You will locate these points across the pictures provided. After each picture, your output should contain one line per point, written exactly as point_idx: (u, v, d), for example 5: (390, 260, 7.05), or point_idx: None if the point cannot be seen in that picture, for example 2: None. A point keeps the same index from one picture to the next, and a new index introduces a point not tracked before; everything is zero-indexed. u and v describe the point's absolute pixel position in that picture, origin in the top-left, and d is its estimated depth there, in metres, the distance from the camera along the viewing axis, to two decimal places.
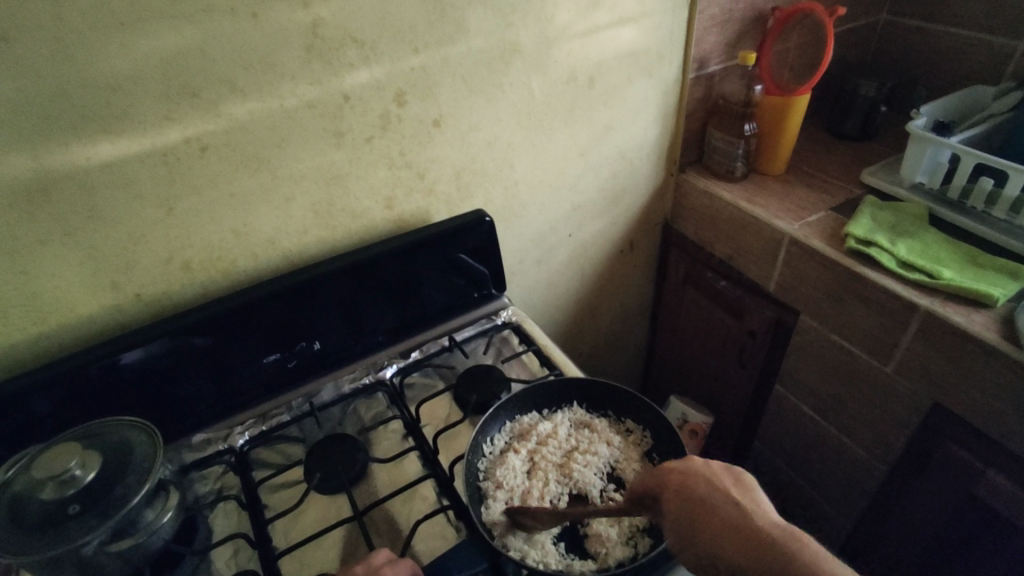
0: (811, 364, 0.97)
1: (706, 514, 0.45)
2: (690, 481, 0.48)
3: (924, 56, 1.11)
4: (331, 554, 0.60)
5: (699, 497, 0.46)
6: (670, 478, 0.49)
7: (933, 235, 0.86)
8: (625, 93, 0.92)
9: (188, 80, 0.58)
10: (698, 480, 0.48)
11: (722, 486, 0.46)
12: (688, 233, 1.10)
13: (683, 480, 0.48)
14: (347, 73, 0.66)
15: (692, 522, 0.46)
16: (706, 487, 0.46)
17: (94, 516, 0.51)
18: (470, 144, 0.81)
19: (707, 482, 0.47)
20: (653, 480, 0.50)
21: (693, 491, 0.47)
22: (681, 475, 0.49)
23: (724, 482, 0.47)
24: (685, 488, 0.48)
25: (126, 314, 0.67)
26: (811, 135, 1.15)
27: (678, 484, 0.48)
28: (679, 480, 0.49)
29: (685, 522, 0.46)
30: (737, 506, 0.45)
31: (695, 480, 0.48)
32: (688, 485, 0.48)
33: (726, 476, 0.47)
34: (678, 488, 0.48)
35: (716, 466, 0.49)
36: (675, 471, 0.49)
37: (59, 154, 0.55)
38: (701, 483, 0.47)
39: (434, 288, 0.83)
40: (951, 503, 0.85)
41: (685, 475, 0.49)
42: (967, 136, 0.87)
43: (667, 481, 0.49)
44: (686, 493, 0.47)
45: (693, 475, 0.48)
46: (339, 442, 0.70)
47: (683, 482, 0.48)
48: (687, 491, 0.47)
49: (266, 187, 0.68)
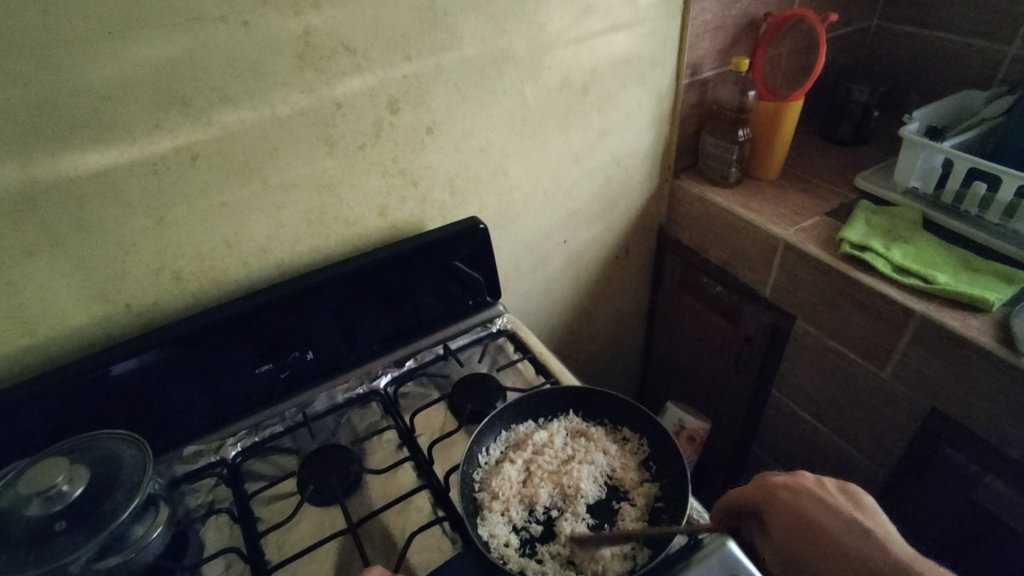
0: (807, 369, 0.97)
1: (812, 521, 0.53)
2: (799, 495, 0.55)
3: (915, 61, 1.11)
4: (325, 567, 0.59)
5: (838, 519, 0.52)
6: (779, 493, 0.56)
7: (927, 239, 0.86)
8: (619, 99, 0.92)
9: (178, 88, 0.57)
10: (813, 496, 0.54)
11: (835, 501, 0.54)
12: (684, 238, 1.10)
13: (795, 494, 0.55)
14: (339, 80, 0.66)
15: (804, 535, 0.52)
16: (835, 505, 0.53)
17: (81, 532, 0.50)
18: (463, 151, 0.80)
19: (822, 497, 0.54)
20: (756, 490, 0.58)
21: (803, 505, 0.54)
22: (794, 490, 0.56)
23: (841, 501, 0.54)
24: (796, 503, 0.54)
25: (116, 325, 0.66)
26: (804, 140, 1.16)
27: (788, 497, 0.55)
28: (788, 499, 0.55)
29: (793, 530, 0.53)
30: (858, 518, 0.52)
31: (808, 493, 0.55)
32: (809, 509, 0.53)
33: (841, 494, 0.55)
34: (795, 510, 0.54)
35: (830, 485, 0.56)
36: (786, 487, 0.56)
37: (48, 164, 0.54)
38: (812, 496, 0.55)
39: (428, 296, 0.82)
40: (950, 508, 0.85)
41: (797, 496, 0.55)
42: (960, 141, 0.87)
43: (777, 497, 0.56)
44: (799, 512, 0.54)
45: (808, 491, 0.55)
46: (333, 453, 0.69)
47: (792, 498, 0.55)
48: (801, 509, 0.54)
49: (258, 196, 0.67)
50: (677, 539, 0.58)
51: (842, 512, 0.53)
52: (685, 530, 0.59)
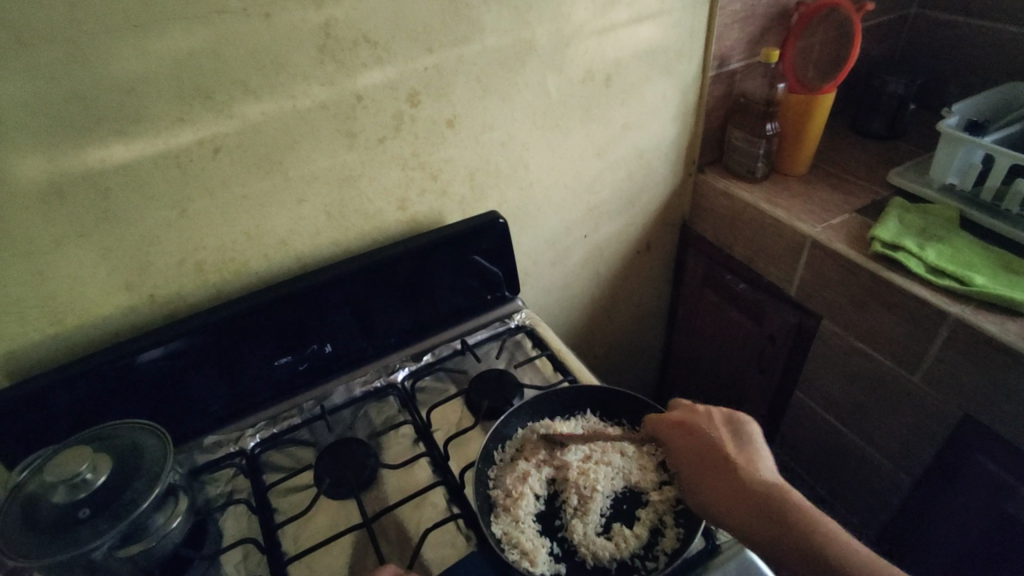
0: (833, 370, 0.94)
1: (710, 454, 0.61)
2: (693, 429, 0.64)
3: (956, 51, 1.07)
4: (341, 560, 0.60)
5: (708, 445, 0.62)
6: (678, 432, 0.64)
7: (964, 239, 0.83)
8: (643, 91, 0.90)
9: (199, 81, 0.57)
10: (703, 427, 0.64)
11: (720, 434, 0.63)
12: (707, 234, 1.08)
13: (693, 430, 0.64)
14: (361, 73, 0.65)
15: (691, 463, 0.61)
16: (709, 432, 0.63)
17: (104, 520, 0.51)
18: (484, 145, 0.79)
19: (708, 434, 0.63)
20: (667, 427, 0.65)
21: (696, 435, 0.63)
22: (687, 426, 0.64)
23: (723, 430, 0.64)
24: (695, 435, 0.63)
25: (140, 315, 0.67)
26: (836, 134, 1.12)
27: (683, 433, 0.64)
28: (691, 432, 0.63)
29: (686, 459, 0.62)
30: (731, 452, 0.61)
31: (697, 427, 0.64)
32: (696, 440, 0.63)
33: (726, 426, 0.64)
34: (690, 439, 0.63)
35: (721, 419, 0.65)
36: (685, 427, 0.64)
37: (73, 157, 0.55)
38: (699, 429, 0.63)
39: (447, 290, 0.82)
40: (978, 517, 0.82)
41: (693, 429, 0.64)
42: (1002, 136, 0.84)
43: (681, 434, 0.64)
44: (693, 447, 0.62)
45: (701, 426, 0.64)
46: (350, 446, 0.69)
47: (690, 431, 0.64)
48: (692, 440, 0.63)
49: (278, 188, 0.67)
50: (695, 544, 0.57)
51: (717, 442, 0.62)
52: (703, 535, 0.58)
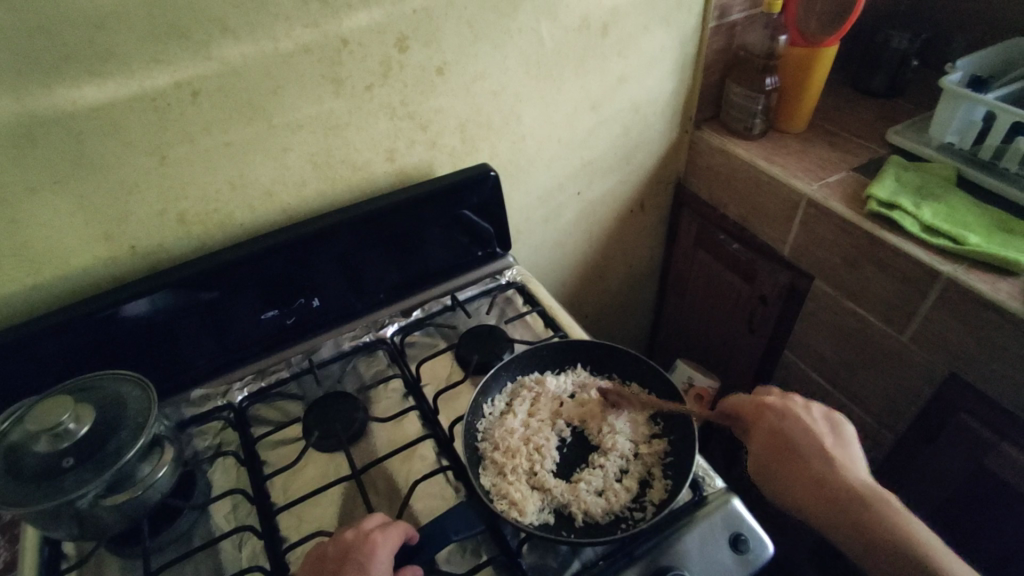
0: (823, 330, 0.95)
1: (801, 458, 0.58)
2: (786, 422, 0.60)
3: (961, 6, 1.04)
4: (331, 511, 0.60)
5: (808, 444, 0.58)
6: (768, 416, 0.61)
7: (960, 198, 0.82)
8: (641, 42, 0.87)
9: (174, 18, 0.54)
10: (802, 422, 0.60)
11: (817, 431, 0.59)
12: (702, 193, 1.06)
13: (783, 419, 0.61)
14: (345, 14, 0.62)
15: (781, 457, 0.59)
16: (812, 433, 0.59)
17: (89, 469, 0.50)
18: (476, 95, 0.77)
19: (805, 432, 0.59)
20: (751, 407, 0.63)
21: (788, 430, 0.60)
22: (782, 413, 0.61)
23: (823, 429, 0.60)
24: (783, 427, 0.60)
25: (121, 267, 0.65)
26: (835, 91, 1.10)
27: (776, 424, 0.60)
28: (779, 422, 0.60)
29: (774, 454, 0.59)
30: (828, 451, 0.58)
31: (796, 420, 0.60)
32: (794, 436, 0.59)
33: (824, 422, 0.60)
34: (779, 429, 0.60)
35: (817, 413, 0.61)
36: (771, 411, 0.62)
37: (41, 97, 0.52)
38: (800, 424, 0.60)
39: (437, 245, 0.80)
40: (956, 473, 0.84)
41: (787, 414, 0.61)
42: (1004, 93, 0.82)
43: (766, 420, 0.61)
44: (784, 439, 0.59)
45: (795, 421, 0.60)
46: (339, 400, 0.69)
47: (780, 421, 0.60)
48: (785, 434, 0.60)
49: (262, 136, 0.65)
50: (682, 496, 0.58)
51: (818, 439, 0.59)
52: (689, 487, 0.59)
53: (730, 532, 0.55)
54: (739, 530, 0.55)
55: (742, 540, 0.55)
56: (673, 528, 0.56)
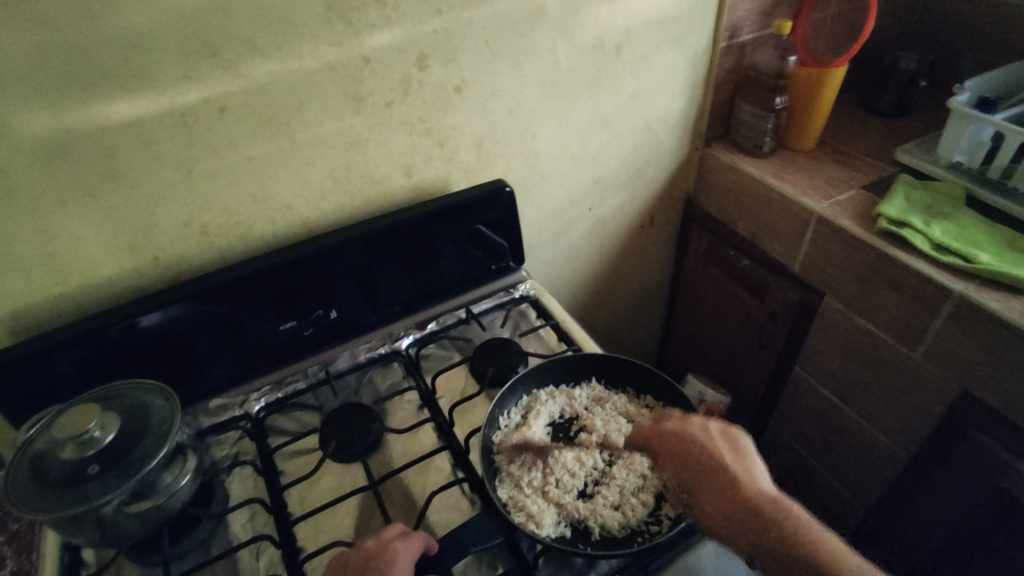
0: (834, 346, 0.95)
1: (706, 478, 0.54)
2: (683, 443, 0.57)
3: (968, 28, 1.06)
4: (348, 522, 0.61)
5: (704, 463, 0.55)
6: (668, 441, 0.58)
7: (969, 217, 0.83)
8: (653, 61, 0.88)
9: (205, 37, 0.56)
10: (695, 441, 0.57)
11: (715, 449, 0.56)
12: (712, 209, 1.08)
13: (681, 440, 0.58)
14: (369, 33, 0.64)
15: (693, 486, 0.55)
16: (705, 449, 0.56)
17: (114, 476, 0.51)
18: (492, 112, 0.78)
19: (702, 442, 0.56)
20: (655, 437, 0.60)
21: (688, 454, 0.56)
22: (679, 435, 0.58)
23: (719, 443, 0.56)
24: (683, 452, 0.57)
25: (144, 278, 0.66)
26: (844, 110, 1.11)
27: (675, 447, 0.58)
28: (679, 442, 0.58)
29: (687, 479, 0.56)
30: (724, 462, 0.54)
31: (692, 439, 0.57)
32: (693, 453, 0.56)
33: (721, 437, 0.56)
34: (682, 449, 0.57)
35: (713, 429, 0.57)
36: (674, 435, 0.58)
37: (76, 112, 0.54)
38: (696, 442, 0.57)
39: (452, 259, 0.81)
40: (970, 491, 0.83)
41: (684, 433, 0.58)
42: (1012, 114, 0.83)
43: (668, 443, 0.59)
44: (686, 454, 0.57)
45: (694, 440, 0.57)
46: (356, 411, 0.70)
47: (678, 446, 0.57)
48: (688, 454, 0.56)
49: (284, 151, 0.67)
50: None
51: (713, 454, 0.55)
52: None
53: None
54: None
55: None
56: (689, 542, 0.56)
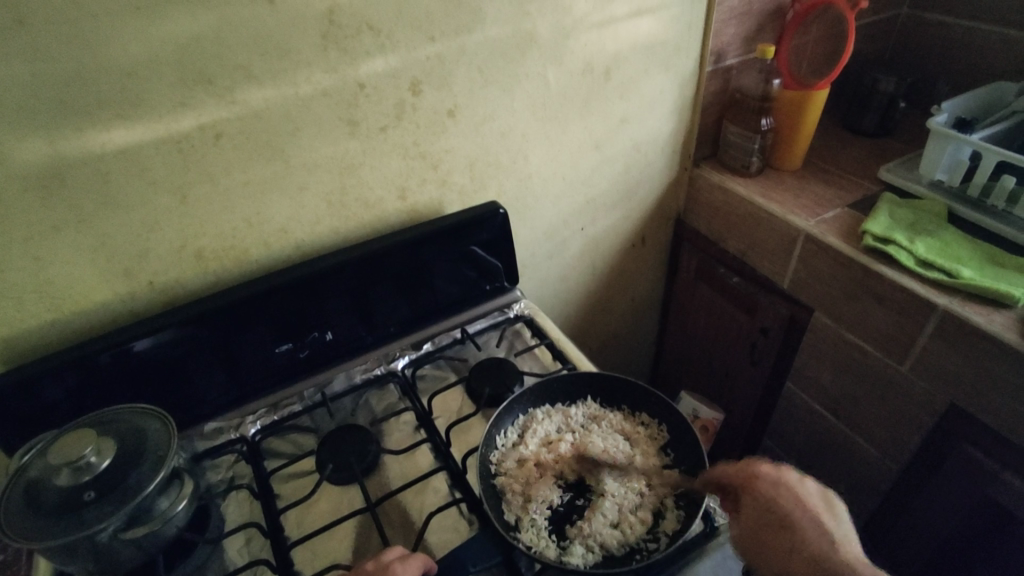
0: (824, 361, 0.96)
1: (796, 534, 0.52)
2: (782, 494, 0.54)
3: (944, 50, 1.10)
4: (344, 544, 0.60)
5: (802, 522, 0.53)
6: (763, 488, 0.55)
7: (951, 233, 0.85)
8: (641, 85, 0.91)
9: (203, 66, 0.57)
10: (794, 494, 0.54)
11: (812, 507, 0.54)
12: (701, 227, 1.09)
13: (777, 493, 0.55)
14: (363, 61, 0.66)
15: (780, 537, 0.52)
16: (804, 507, 0.54)
17: (110, 502, 0.51)
18: (484, 136, 0.80)
19: (799, 502, 0.54)
20: (740, 480, 0.56)
21: (783, 506, 0.54)
22: (776, 484, 0.55)
23: (816, 502, 0.55)
24: (778, 503, 0.54)
25: (138, 302, 0.66)
26: (828, 131, 1.14)
27: (770, 493, 0.54)
28: (772, 494, 0.54)
29: (769, 531, 0.53)
30: (816, 527, 0.52)
31: (790, 491, 0.54)
32: (788, 513, 0.53)
33: (818, 498, 0.55)
34: (774, 504, 0.54)
35: (810, 486, 0.56)
36: (765, 482, 0.55)
37: (75, 140, 0.55)
38: (794, 497, 0.54)
39: (446, 280, 0.82)
40: (961, 504, 0.84)
41: (779, 483, 0.55)
42: (988, 134, 0.86)
43: (758, 490, 0.55)
44: (779, 513, 0.53)
45: (789, 491, 0.54)
46: (352, 432, 0.70)
47: (775, 497, 0.54)
48: (779, 502, 0.54)
49: (280, 175, 0.68)
50: (693, 527, 0.59)
51: (810, 523, 0.53)
52: (701, 518, 0.59)
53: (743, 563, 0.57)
54: None
55: None
56: (687, 559, 0.57)
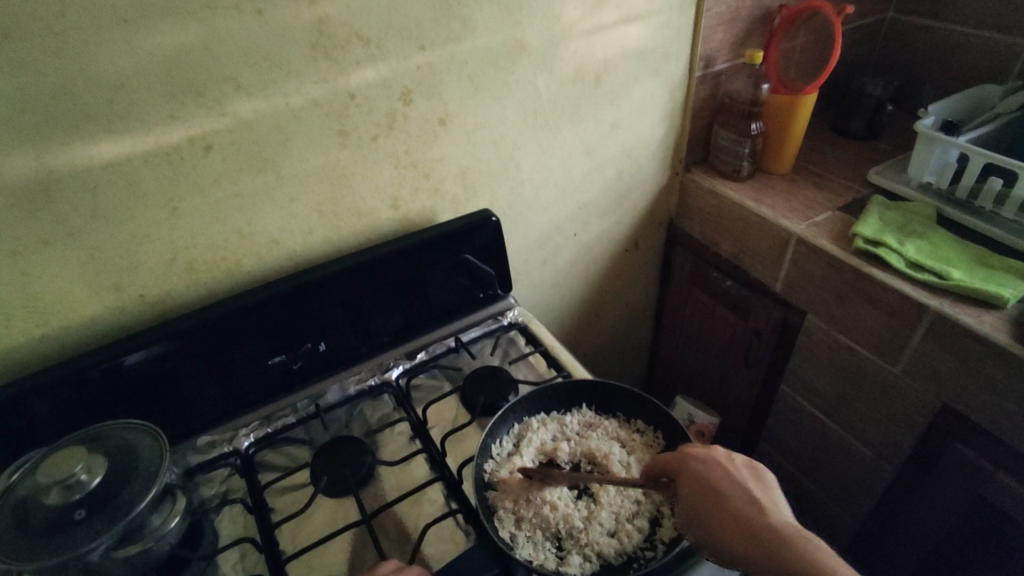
0: (818, 364, 0.96)
1: (723, 500, 0.53)
2: (708, 467, 0.56)
3: (930, 53, 1.11)
4: (340, 558, 0.60)
5: (727, 488, 0.53)
6: (692, 464, 0.57)
7: (941, 235, 0.85)
8: (631, 91, 0.91)
9: (192, 78, 0.57)
10: (720, 470, 0.55)
11: (738, 478, 0.54)
12: (693, 232, 1.10)
13: (704, 466, 0.56)
14: (353, 71, 0.65)
15: (707, 507, 0.53)
16: (729, 475, 0.54)
17: (101, 521, 0.50)
18: (476, 144, 0.80)
19: (724, 472, 0.54)
20: (674, 464, 0.58)
21: (709, 477, 0.55)
22: (704, 460, 0.56)
23: (744, 473, 0.55)
24: (705, 475, 0.55)
25: (129, 315, 0.66)
26: (817, 134, 1.15)
27: (698, 470, 0.56)
28: (700, 468, 0.56)
29: (700, 503, 0.54)
30: (743, 490, 0.53)
31: (715, 464, 0.55)
32: (714, 480, 0.54)
33: (746, 469, 0.55)
34: (701, 476, 0.55)
35: (739, 460, 0.56)
36: (694, 460, 0.57)
37: (63, 154, 0.54)
38: (719, 469, 0.55)
39: (439, 289, 0.82)
40: (957, 504, 0.85)
41: (708, 459, 0.56)
42: (975, 136, 0.87)
43: (688, 469, 0.57)
44: (707, 483, 0.54)
45: (719, 468, 0.55)
46: (347, 444, 0.69)
47: (702, 470, 0.56)
48: (709, 479, 0.55)
49: (271, 186, 0.67)
50: None
51: (733, 488, 0.53)
52: None
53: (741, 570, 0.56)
54: None
55: None
56: (687, 566, 0.57)
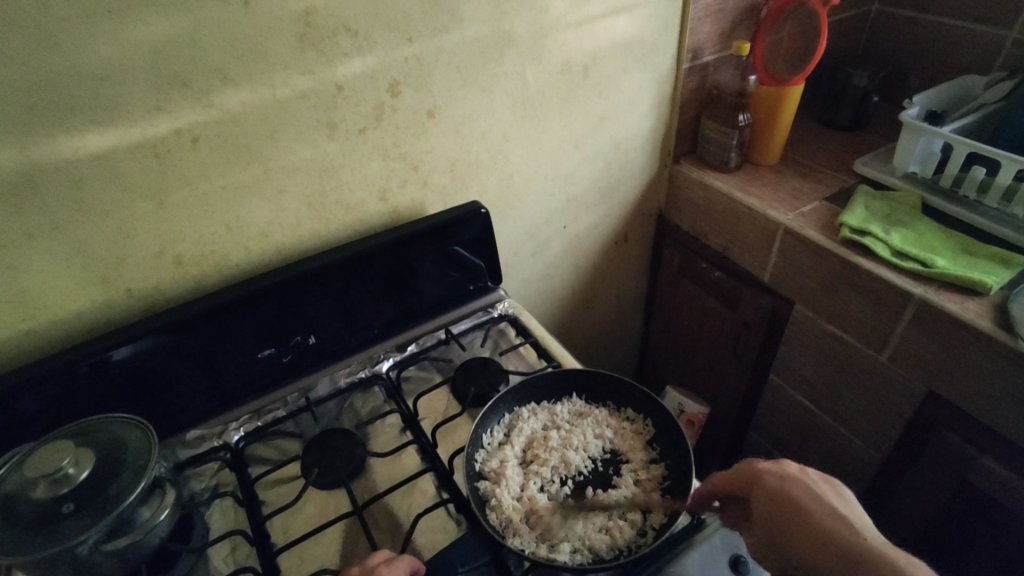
0: (807, 353, 0.97)
1: (815, 530, 0.50)
2: (785, 485, 0.53)
3: (914, 45, 1.12)
4: (332, 549, 0.60)
5: (817, 514, 0.50)
6: (767, 480, 0.54)
7: (926, 224, 0.86)
8: (620, 83, 0.91)
9: (176, 69, 0.57)
10: (802, 485, 0.53)
11: (824, 497, 0.52)
12: (683, 224, 1.11)
13: (781, 483, 0.53)
14: (341, 62, 0.65)
15: (798, 538, 0.50)
16: (812, 492, 0.52)
17: (90, 514, 0.50)
18: (465, 136, 0.80)
19: (805, 492, 0.52)
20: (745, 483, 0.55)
21: (790, 497, 0.52)
22: (780, 477, 0.54)
23: (823, 488, 0.53)
24: (784, 494, 0.53)
25: (116, 310, 0.65)
26: (804, 126, 1.16)
27: (776, 487, 0.53)
28: (777, 486, 0.53)
29: (786, 530, 0.51)
30: (836, 516, 0.50)
31: (793, 479, 0.53)
32: (794, 500, 0.52)
33: (824, 483, 0.54)
34: (779, 497, 0.53)
35: (814, 474, 0.55)
36: (768, 477, 0.54)
37: (47, 146, 0.54)
38: (797, 485, 0.53)
39: (429, 282, 0.82)
40: (943, 488, 0.86)
41: (779, 474, 0.54)
42: (959, 125, 0.88)
43: (763, 488, 0.54)
44: (783, 504, 0.52)
45: (795, 482, 0.53)
46: (338, 436, 0.69)
47: (781, 489, 0.53)
48: (785, 499, 0.52)
49: (259, 179, 0.67)
50: (680, 520, 0.59)
51: (823, 509, 0.51)
52: (687, 511, 0.60)
53: (730, 554, 0.57)
54: (739, 552, 0.57)
55: (742, 561, 0.56)
56: (675, 551, 0.57)
